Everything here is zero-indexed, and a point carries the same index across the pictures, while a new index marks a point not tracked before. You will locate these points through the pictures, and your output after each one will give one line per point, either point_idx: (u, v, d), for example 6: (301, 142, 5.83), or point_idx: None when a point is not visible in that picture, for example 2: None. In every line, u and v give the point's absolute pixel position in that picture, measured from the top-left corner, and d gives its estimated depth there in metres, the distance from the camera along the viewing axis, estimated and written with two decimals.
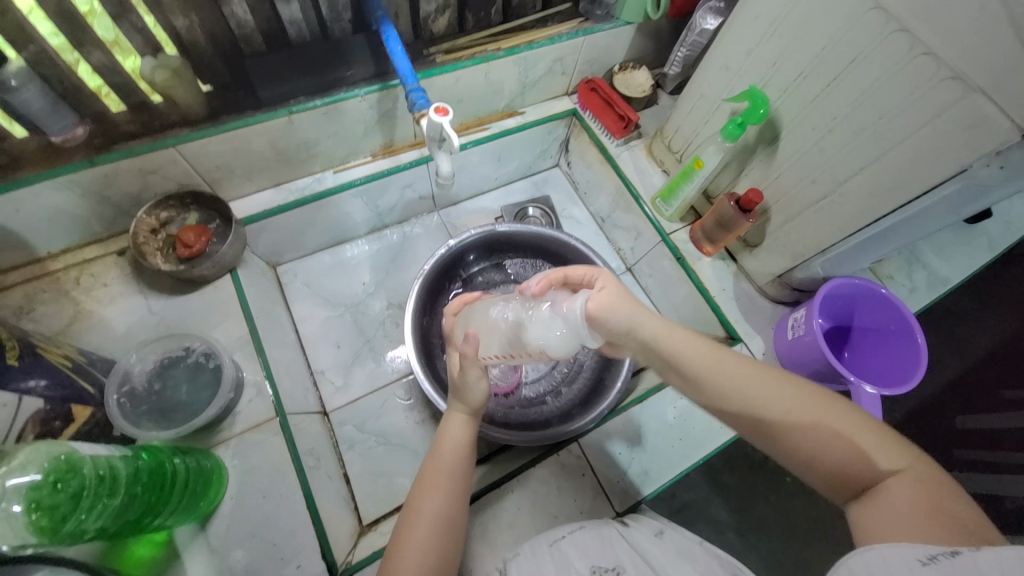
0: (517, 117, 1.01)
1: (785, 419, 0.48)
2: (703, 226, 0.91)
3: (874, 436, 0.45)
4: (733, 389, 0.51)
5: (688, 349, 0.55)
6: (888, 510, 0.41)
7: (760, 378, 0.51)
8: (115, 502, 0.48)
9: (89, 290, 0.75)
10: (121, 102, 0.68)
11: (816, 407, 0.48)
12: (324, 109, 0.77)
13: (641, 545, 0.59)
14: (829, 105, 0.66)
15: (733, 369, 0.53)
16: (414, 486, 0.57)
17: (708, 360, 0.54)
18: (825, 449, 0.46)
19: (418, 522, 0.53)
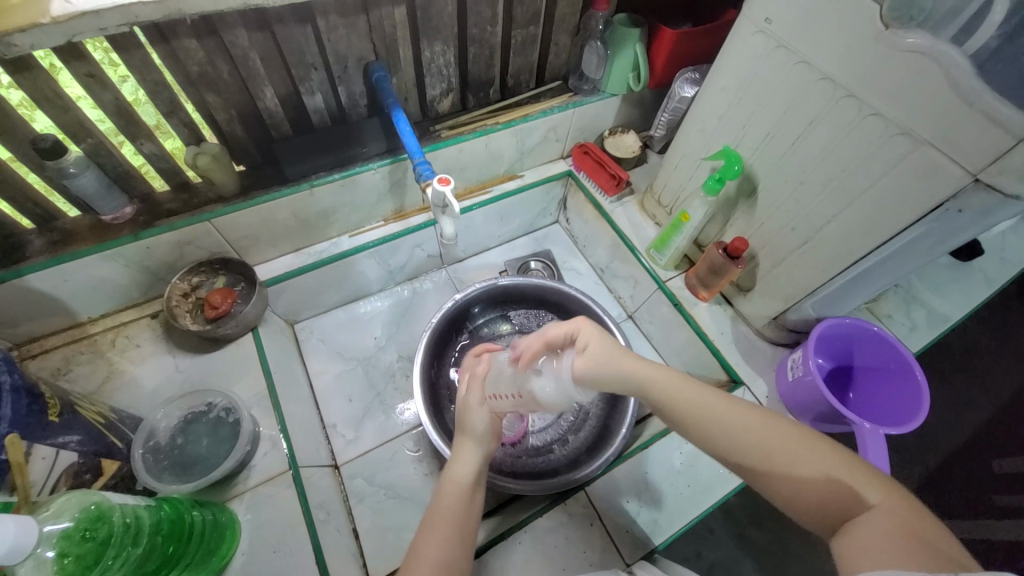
0: (517, 179, 1.10)
1: (767, 456, 0.49)
2: (697, 273, 0.96)
3: (853, 473, 0.46)
4: (721, 427, 0.52)
5: (676, 390, 0.55)
6: (861, 542, 0.42)
7: (742, 414, 0.52)
8: (137, 551, 0.50)
9: (123, 351, 0.81)
10: (163, 181, 0.79)
11: (796, 441, 0.49)
12: (342, 181, 0.86)
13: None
14: (797, 161, 0.72)
15: (718, 406, 0.54)
16: (418, 532, 0.58)
17: (694, 397, 0.55)
18: (803, 482, 0.47)
19: (421, 566, 0.54)
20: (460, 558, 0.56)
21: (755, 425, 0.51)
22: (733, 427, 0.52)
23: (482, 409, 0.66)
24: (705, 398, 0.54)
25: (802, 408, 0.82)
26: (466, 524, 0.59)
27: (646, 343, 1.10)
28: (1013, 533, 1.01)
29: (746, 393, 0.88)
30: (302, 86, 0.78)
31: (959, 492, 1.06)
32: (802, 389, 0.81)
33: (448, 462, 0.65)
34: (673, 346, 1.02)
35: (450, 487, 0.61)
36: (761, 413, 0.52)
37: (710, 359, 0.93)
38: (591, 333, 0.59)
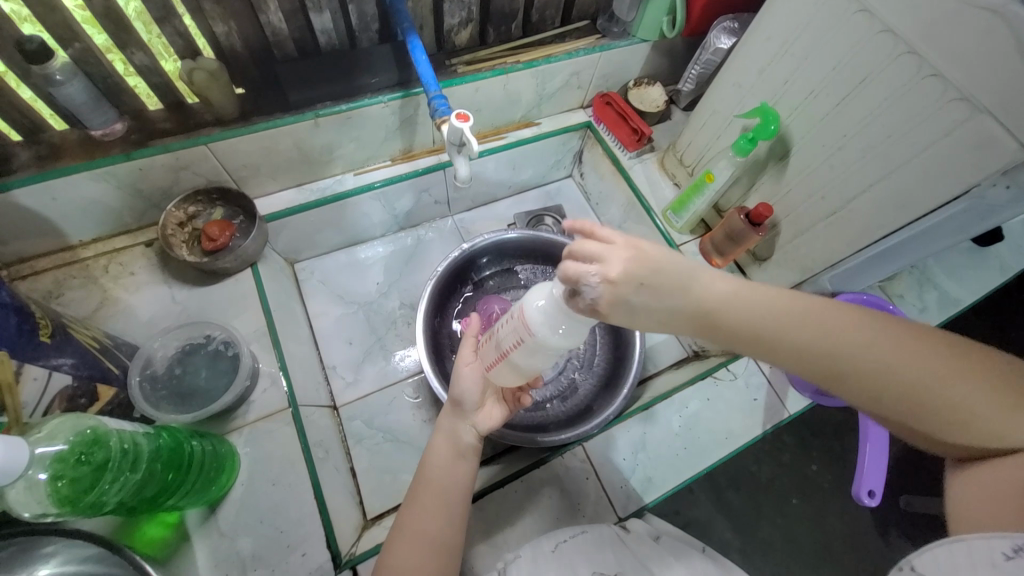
0: (533, 127, 1.04)
1: (908, 402, 0.44)
2: (712, 238, 0.92)
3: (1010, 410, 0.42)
4: (864, 365, 0.45)
5: (805, 325, 0.46)
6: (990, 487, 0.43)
7: (890, 352, 0.44)
8: (135, 476, 0.50)
9: (117, 278, 0.78)
10: (159, 100, 0.74)
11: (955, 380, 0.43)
12: (348, 113, 0.80)
13: (642, 551, 0.60)
14: (839, 124, 0.68)
15: (866, 346, 0.45)
16: (404, 504, 0.59)
17: (836, 338, 0.45)
18: (955, 425, 0.43)
19: (404, 536, 0.56)
20: (445, 530, 0.57)
21: (905, 360, 0.44)
22: (882, 369, 0.44)
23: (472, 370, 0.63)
24: (841, 334, 0.45)
25: (803, 383, 0.83)
26: (450, 492, 0.59)
27: None
28: None
29: (750, 362, 0.86)
30: (309, 2, 0.70)
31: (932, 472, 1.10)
32: None
33: (430, 434, 0.64)
34: None
35: (437, 459, 0.60)
36: (918, 350, 0.44)
37: None
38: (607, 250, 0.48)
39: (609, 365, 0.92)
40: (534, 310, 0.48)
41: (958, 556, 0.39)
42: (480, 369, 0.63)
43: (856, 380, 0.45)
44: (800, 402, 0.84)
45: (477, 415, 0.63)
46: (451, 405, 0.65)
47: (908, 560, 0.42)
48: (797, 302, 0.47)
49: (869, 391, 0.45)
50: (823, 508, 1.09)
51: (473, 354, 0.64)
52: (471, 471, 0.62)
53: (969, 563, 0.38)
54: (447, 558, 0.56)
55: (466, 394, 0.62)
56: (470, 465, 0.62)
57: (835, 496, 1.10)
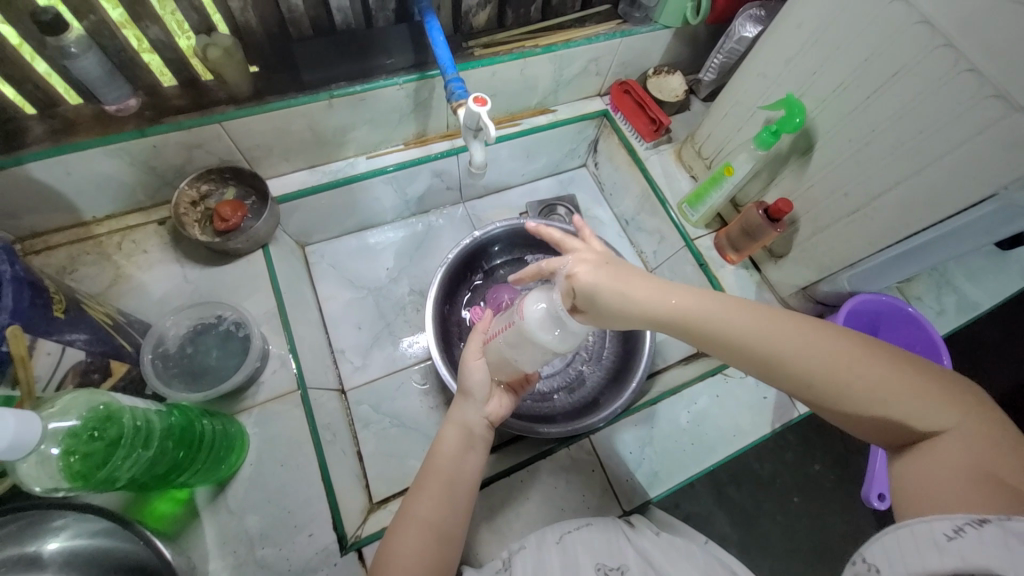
0: (549, 114, 1.02)
1: (851, 394, 0.42)
2: (728, 233, 0.90)
3: (927, 393, 0.41)
4: (785, 351, 0.44)
5: (741, 323, 0.46)
6: (927, 474, 0.40)
7: (811, 340, 0.44)
8: (147, 453, 0.50)
9: (130, 256, 0.78)
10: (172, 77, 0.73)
11: (874, 364, 0.42)
12: (363, 95, 0.79)
13: (648, 545, 0.61)
14: (867, 118, 0.66)
15: (788, 335, 0.45)
16: (409, 492, 0.59)
17: (759, 326, 0.46)
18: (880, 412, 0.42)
19: (409, 524, 0.56)
20: (451, 519, 0.57)
21: (834, 350, 0.43)
22: (803, 356, 0.44)
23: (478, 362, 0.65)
24: (761, 319, 0.46)
25: None
26: (458, 483, 0.59)
27: None
28: None
29: None
30: None
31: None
32: None
33: (438, 429, 0.64)
34: None
35: (446, 449, 0.61)
36: (836, 337, 0.44)
37: None
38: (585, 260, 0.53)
39: (618, 359, 0.91)
40: (535, 312, 0.52)
41: (904, 542, 0.37)
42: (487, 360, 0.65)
43: (797, 376, 0.44)
44: None
45: (487, 405, 0.65)
46: (461, 396, 0.66)
47: (861, 552, 0.40)
48: (731, 300, 0.48)
49: (809, 385, 0.44)
50: (826, 507, 1.08)
51: (481, 345, 0.66)
52: (479, 463, 0.62)
53: (916, 548, 0.37)
54: (449, 548, 0.56)
55: (476, 385, 0.64)
56: (478, 457, 0.62)
57: (839, 497, 1.09)
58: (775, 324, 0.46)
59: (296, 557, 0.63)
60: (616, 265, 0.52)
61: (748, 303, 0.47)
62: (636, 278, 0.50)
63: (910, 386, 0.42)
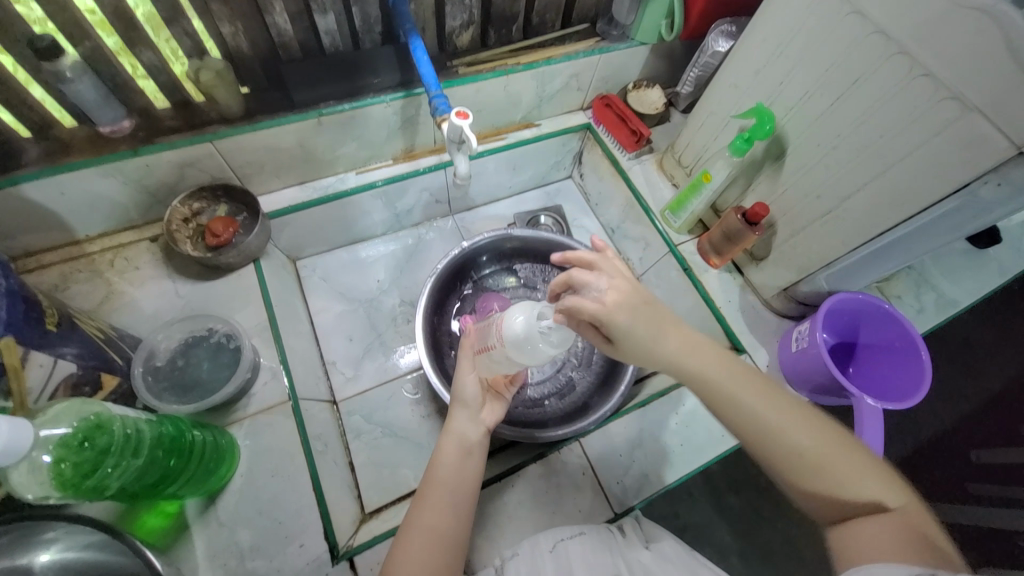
0: (534, 128, 1.05)
1: (807, 459, 0.49)
2: (710, 238, 0.93)
3: (874, 475, 0.48)
4: (770, 422, 0.50)
5: (734, 378, 0.52)
6: (871, 534, 0.45)
7: (789, 415, 0.51)
8: (137, 462, 0.50)
9: (122, 273, 0.79)
10: (166, 100, 0.75)
11: (835, 445, 0.49)
12: (352, 112, 0.81)
13: (643, 552, 0.62)
14: (833, 124, 0.69)
15: (773, 407, 0.51)
16: (413, 502, 0.60)
17: (752, 396, 0.51)
18: (838, 484, 0.48)
19: (417, 533, 0.56)
20: (459, 524, 0.59)
21: (807, 427, 0.50)
22: (781, 426, 0.50)
23: (470, 374, 0.69)
24: (754, 391, 0.52)
25: (802, 380, 0.81)
26: (461, 488, 0.61)
27: None
28: (981, 517, 1.05)
29: (748, 360, 0.87)
30: (314, 4, 0.72)
31: (931, 471, 1.10)
32: (805, 360, 0.79)
33: (438, 438, 0.65)
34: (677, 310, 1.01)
35: (447, 458, 0.62)
36: (810, 417, 0.51)
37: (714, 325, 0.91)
38: (619, 286, 0.54)
39: (607, 363, 0.92)
40: (512, 329, 0.58)
41: None
42: (479, 370, 0.69)
43: (771, 437, 0.50)
44: None
45: (482, 414, 0.68)
46: (456, 406, 0.68)
47: None
48: (731, 361, 0.54)
49: (774, 445, 0.50)
50: None
51: (472, 358, 0.70)
52: (479, 468, 0.64)
53: None
54: (455, 557, 0.57)
55: (469, 396, 0.68)
56: (477, 465, 0.64)
57: None
58: (761, 390, 0.52)
59: (287, 568, 0.63)
60: (654, 307, 0.54)
61: (743, 367, 0.54)
62: (667, 325, 0.54)
63: (861, 468, 0.48)
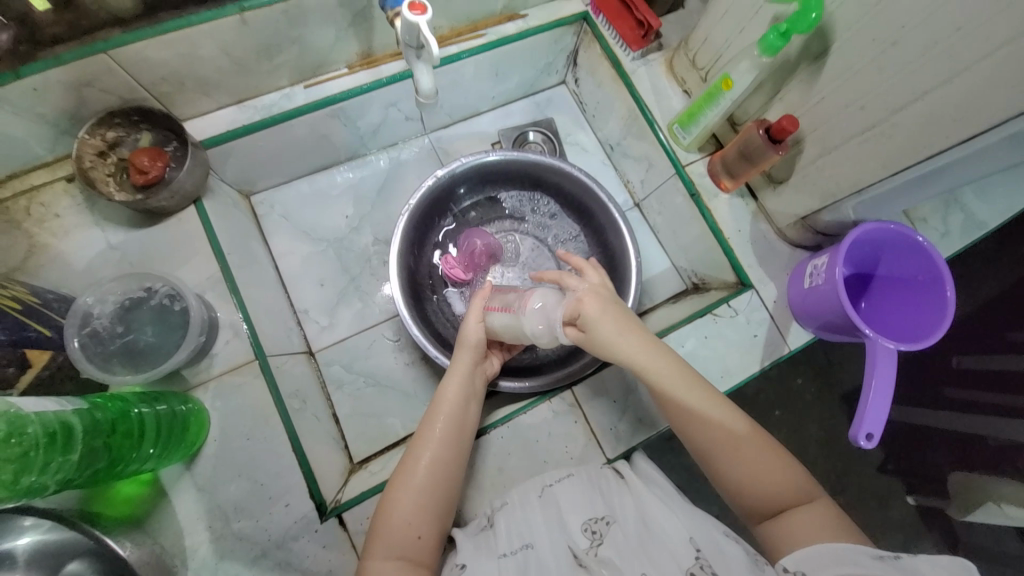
0: (518, 21, 0.86)
1: (732, 450, 0.57)
2: (724, 157, 0.81)
3: (790, 474, 0.56)
4: (700, 415, 0.58)
5: (685, 394, 0.58)
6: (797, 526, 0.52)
7: (719, 415, 0.58)
8: (72, 457, 0.45)
9: (42, 222, 0.67)
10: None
11: (759, 444, 0.57)
12: (284, 6, 0.64)
13: (639, 497, 0.59)
14: (896, 12, 0.54)
15: (707, 409, 0.58)
16: (418, 430, 0.64)
17: (690, 397, 0.58)
18: (761, 475, 0.55)
19: (421, 459, 0.61)
20: (456, 459, 0.62)
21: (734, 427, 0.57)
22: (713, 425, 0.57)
23: (478, 318, 0.69)
24: (691, 392, 0.58)
25: (810, 318, 0.75)
26: (463, 427, 0.64)
27: (649, 235, 0.99)
28: (957, 423, 1.07)
29: (754, 296, 0.79)
30: None
31: (918, 386, 1.10)
32: (817, 298, 0.72)
33: (442, 377, 0.67)
34: (680, 240, 0.92)
35: (450, 400, 0.64)
36: (738, 422, 0.58)
37: (721, 258, 0.83)
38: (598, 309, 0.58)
39: None
40: (533, 310, 0.60)
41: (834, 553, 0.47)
42: (488, 322, 0.69)
43: (697, 426, 0.58)
44: (802, 336, 0.79)
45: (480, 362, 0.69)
46: (458, 350, 0.69)
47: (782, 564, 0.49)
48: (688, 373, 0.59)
49: (713, 447, 0.57)
50: (804, 422, 1.10)
51: (483, 308, 0.70)
52: (478, 412, 0.67)
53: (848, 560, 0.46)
54: (453, 486, 0.61)
55: (472, 337, 0.68)
56: (478, 406, 0.67)
57: (822, 417, 1.11)
58: (697, 391, 0.59)
59: (275, 527, 0.61)
60: (623, 318, 0.59)
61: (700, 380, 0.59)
62: (631, 336, 0.58)
63: (779, 468, 0.56)
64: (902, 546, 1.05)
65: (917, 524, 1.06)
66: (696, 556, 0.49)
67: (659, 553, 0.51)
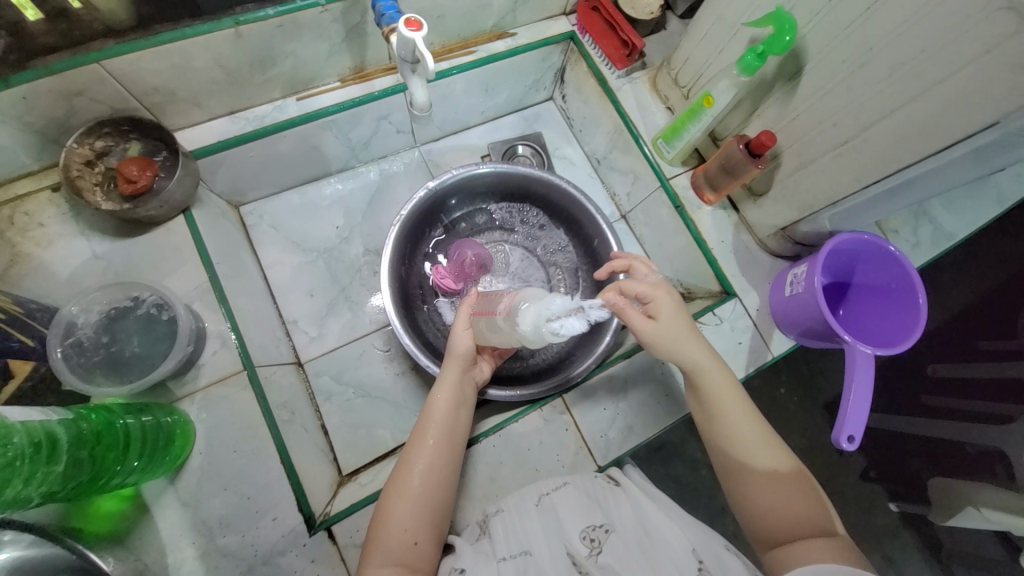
0: (507, 39, 0.89)
1: (760, 472, 0.58)
2: (706, 170, 0.84)
3: (814, 510, 0.56)
4: (735, 434, 0.60)
5: (728, 409, 0.61)
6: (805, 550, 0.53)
7: (754, 438, 0.60)
8: (57, 468, 0.44)
9: (24, 231, 0.66)
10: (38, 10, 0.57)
11: (787, 474, 0.58)
12: (279, 20, 0.65)
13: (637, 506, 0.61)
14: (863, 36, 0.57)
15: (744, 429, 0.60)
16: (411, 437, 0.63)
17: (731, 415, 0.60)
18: (782, 502, 0.56)
19: (415, 467, 0.60)
20: (450, 465, 0.62)
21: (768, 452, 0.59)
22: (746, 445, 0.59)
23: (466, 329, 0.69)
24: (731, 412, 0.61)
25: (792, 324, 0.77)
26: (455, 432, 0.64)
27: (636, 246, 1.01)
28: (932, 430, 1.10)
29: (737, 305, 0.82)
30: None
31: (895, 393, 1.13)
32: (797, 305, 0.75)
33: (432, 384, 0.67)
34: (665, 251, 0.94)
35: (442, 407, 0.64)
36: (772, 449, 0.59)
37: (705, 268, 0.85)
38: (665, 304, 0.62)
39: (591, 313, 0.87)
40: (523, 313, 0.54)
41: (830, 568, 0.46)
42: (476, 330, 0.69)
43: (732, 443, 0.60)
44: (785, 343, 0.81)
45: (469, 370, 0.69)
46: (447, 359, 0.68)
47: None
48: (734, 388, 0.62)
49: (742, 466, 0.59)
50: (787, 429, 1.12)
51: (470, 316, 0.70)
52: (470, 418, 0.67)
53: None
54: (449, 491, 0.61)
55: (461, 347, 0.68)
56: (469, 412, 0.67)
57: (805, 424, 1.13)
58: (739, 410, 0.61)
59: (262, 542, 0.60)
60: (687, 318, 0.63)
61: (746, 400, 0.62)
62: (691, 336, 0.62)
63: (804, 501, 0.56)
64: (885, 551, 1.06)
65: (900, 528, 1.08)
66: (698, 566, 0.53)
67: (660, 558, 0.54)
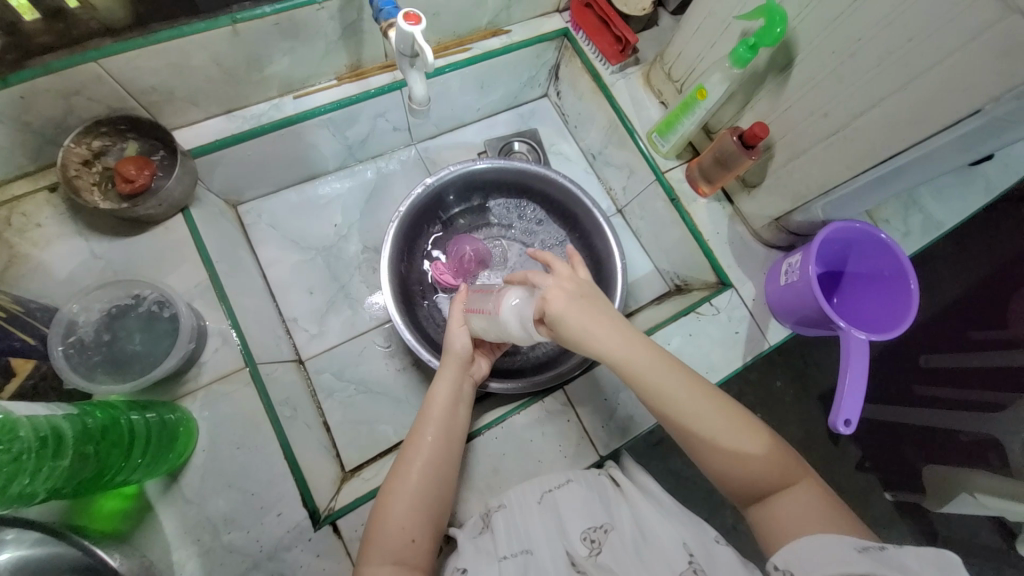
0: (502, 36, 0.89)
1: (725, 446, 0.55)
2: (700, 163, 0.85)
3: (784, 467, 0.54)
4: (690, 410, 0.55)
5: (672, 386, 0.55)
6: (786, 512, 0.52)
7: (711, 410, 0.56)
8: (62, 464, 0.44)
9: (22, 231, 0.65)
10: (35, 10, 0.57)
11: (752, 437, 0.55)
12: (275, 18, 0.65)
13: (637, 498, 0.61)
14: (853, 27, 0.59)
15: (698, 404, 0.56)
16: (410, 435, 0.64)
17: (681, 392, 0.56)
18: (755, 467, 0.54)
19: (414, 464, 0.61)
20: (449, 462, 0.62)
21: (728, 422, 0.55)
22: (705, 421, 0.55)
23: (462, 328, 0.70)
24: (682, 387, 0.56)
25: (788, 314, 0.78)
26: (454, 430, 0.64)
27: (632, 239, 1.02)
28: (926, 417, 1.12)
29: (733, 295, 0.83)
30: None
31: (890, 382, 1.15)
32: (792, 295, 0.76)
33: (432, 382, 0.68)
34: (662, 244, 0.95)
35: (441, 404, 0.65)
36: (731, 416, 0.56)
37: (701, 259, 0.87)
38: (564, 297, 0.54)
39: None
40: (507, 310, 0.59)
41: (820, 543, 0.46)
42: (472, 327, 0.70)
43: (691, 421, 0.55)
44: (780, 332, 0.82)
45: (467, 368, 0.70)
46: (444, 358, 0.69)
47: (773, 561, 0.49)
48: (673, 364, 0.56)
49: (705, 441, 0.55)
50: (784, 418, 1.14)
51: (464, 313, 0.70)
52: (468, 416, 0.68)
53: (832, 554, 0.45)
54: (447, 489, 0.61)
55: (459, 346, 0.69)
56: (467, 410, 0.68)
57: (802, 414, 1.14)
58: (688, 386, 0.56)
59: (266, 538, 0.60)
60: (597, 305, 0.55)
61: (688, 371, 0.57)
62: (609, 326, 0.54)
63: (774, 460, 0.55)
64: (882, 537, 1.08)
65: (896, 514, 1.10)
66: (690, 559, 0.52)
67: (654, 561, 0.53)
